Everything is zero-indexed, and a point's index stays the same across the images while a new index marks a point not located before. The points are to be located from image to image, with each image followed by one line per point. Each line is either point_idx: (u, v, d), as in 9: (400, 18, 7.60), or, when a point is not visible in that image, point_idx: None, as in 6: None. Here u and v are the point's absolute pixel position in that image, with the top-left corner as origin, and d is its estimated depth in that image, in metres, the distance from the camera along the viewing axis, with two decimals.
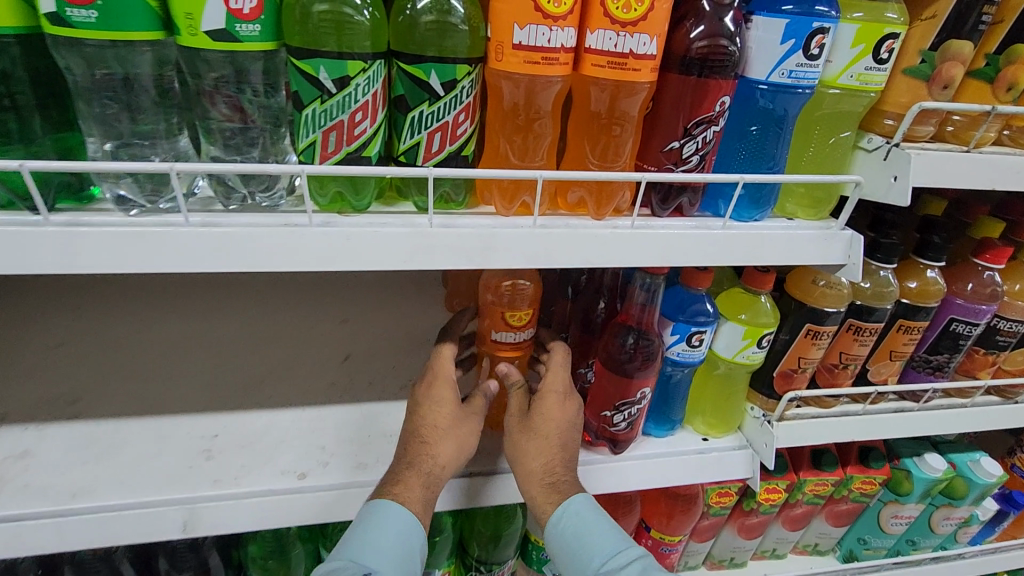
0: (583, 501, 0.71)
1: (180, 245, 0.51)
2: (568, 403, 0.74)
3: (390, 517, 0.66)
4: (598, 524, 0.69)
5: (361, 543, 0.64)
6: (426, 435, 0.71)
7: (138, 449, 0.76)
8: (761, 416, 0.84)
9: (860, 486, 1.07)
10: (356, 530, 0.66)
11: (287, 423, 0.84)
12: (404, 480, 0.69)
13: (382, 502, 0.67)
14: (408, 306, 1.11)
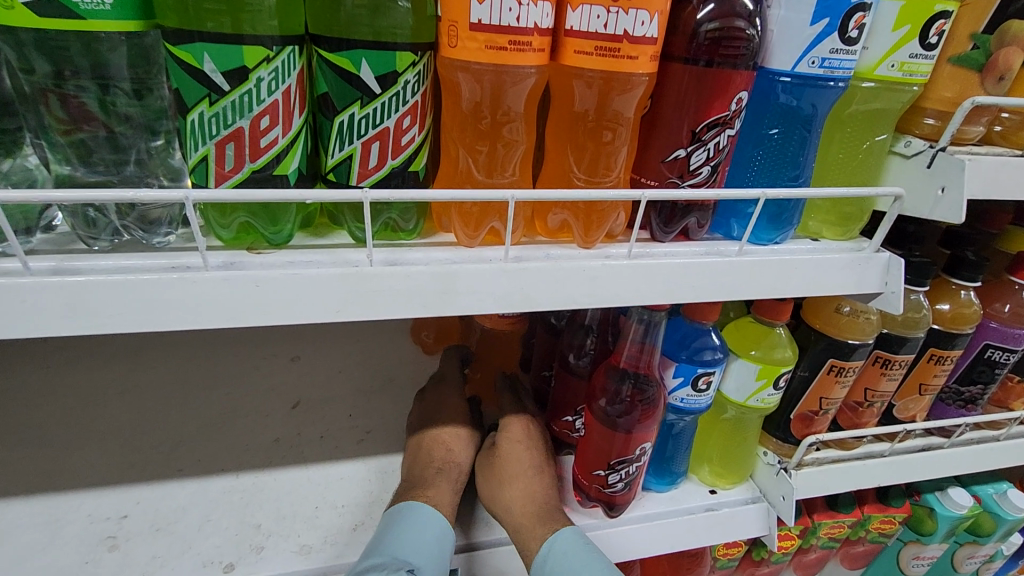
0: (571, 536, 0.61)
1: (20, 302, 0.37)
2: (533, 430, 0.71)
3: (426, 520, 0.60)
4: (588, 561, 0.58)
5: (399, 541, 0.57)
6: (450, 443, 0.72)
7: (19, 542, 0.61)
8: (777, 464, 0.72)
9: (878, 526, 0.96)
10: (389, 531, 0.59)
11: (215, 494, 0.70)
12: (436, 485, 0.66)
13: (418, 504, 0.62)
14: (368, 338, 0.97)
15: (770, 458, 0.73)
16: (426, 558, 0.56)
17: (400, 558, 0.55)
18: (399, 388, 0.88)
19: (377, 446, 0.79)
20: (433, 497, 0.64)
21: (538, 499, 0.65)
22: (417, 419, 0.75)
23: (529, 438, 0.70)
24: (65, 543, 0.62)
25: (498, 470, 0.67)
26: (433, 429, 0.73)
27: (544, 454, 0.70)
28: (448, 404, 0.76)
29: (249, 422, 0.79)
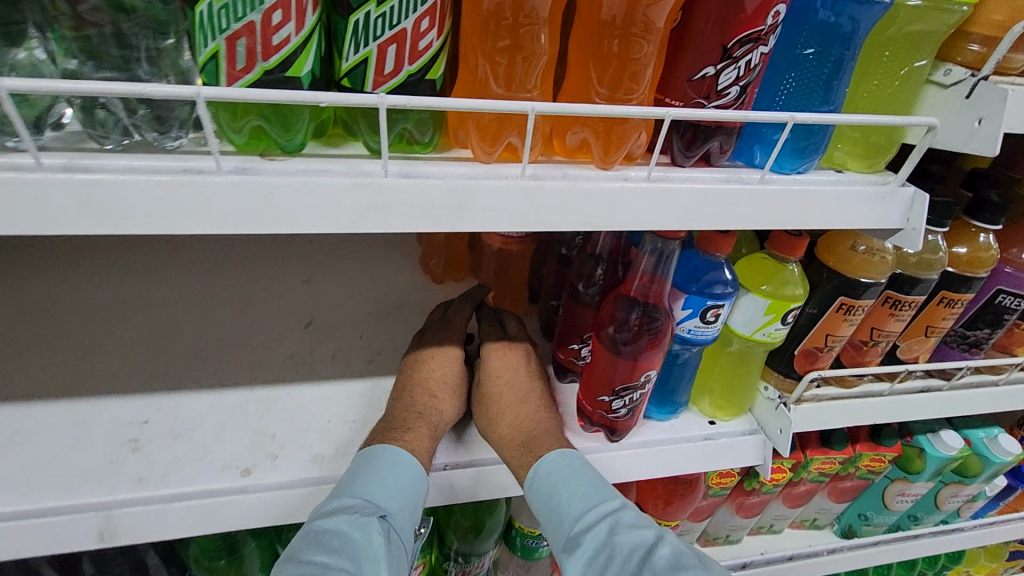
0: (554, 458, 0.63)
1: (31, 196, 0.36)
2: (525, 375, 0.73)
3: (403, 466, 0.61)
4: (570, 483, 0.61)
5: (372, 484, 0.59)
6: (434, 388, 0.72)
7: (49, 439, 0.64)
8: (777, 399, 0.74)
9: (867, 464, 1.00)
10: (364, 471, 0.60)
11: (232, 405, 0.72)
12: (414, 429, 0.66)
13: (393, 446, 0.62)
14: (378, 266, 0.99)
15: (772, 393, 0.74)
16: (398, 504, 0.59)
17: (372, 503, 0.57)
18: (407, 314, 0.90)
19: (386, 367, 0.81)
20: (415, 440, 0.65)
21: (526, 427, 0.68)
22: (410, 356, 0.74)
23: (517, 374, 0.73)
24: (89, 443, 0.64)
25: (488, 403, 0.71)
26: (420, 373, 0.73)
27: (534, 382, 0.74)
28: (439, 345, 0.76)
29: (263, 338, 0.82)
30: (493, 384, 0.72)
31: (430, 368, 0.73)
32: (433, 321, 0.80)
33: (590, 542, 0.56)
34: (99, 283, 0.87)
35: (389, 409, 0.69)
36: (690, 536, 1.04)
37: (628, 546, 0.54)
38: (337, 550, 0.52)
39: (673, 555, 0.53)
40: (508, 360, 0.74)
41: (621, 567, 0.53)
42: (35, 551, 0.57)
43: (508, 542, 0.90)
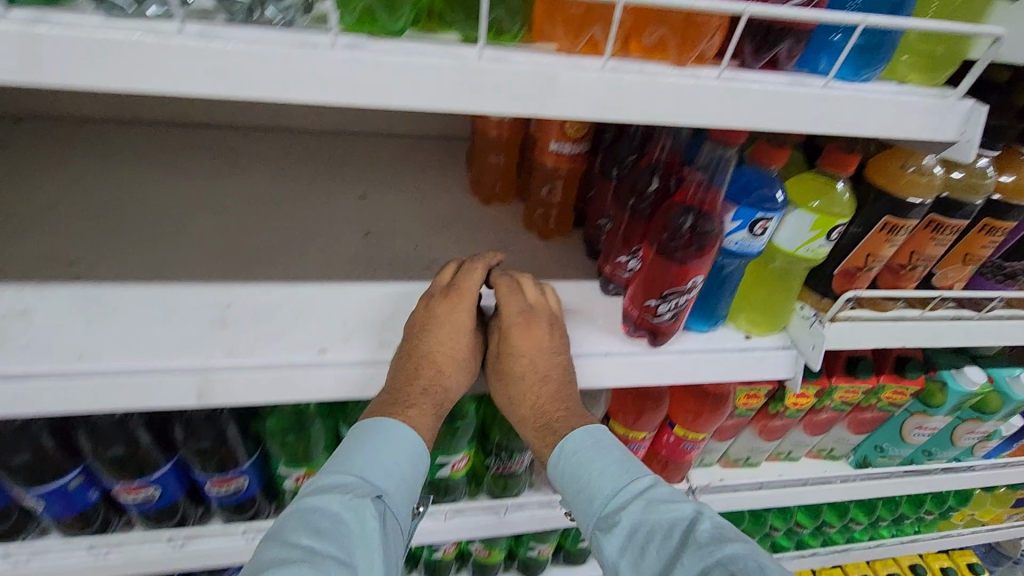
0: (579, 437, 0.68)
1: (176, 61, 0.41)
2: (547, 354, 0.71)
3: (402, 445, 0.65)
4: (597, 459, 0.66)
5: (370, 463, 0.63)
6: (442, 363, 0.69)
7: (146, 312, 0.71)
8: (812, 317, 0.78)
9: (889, 396, 1.04)
10: (364, 447, 0.64)
11: (304, 296, 0.78)
12: (416, 406, 0.67)
13: (394, 422, 0.65)
14: (429, 185, 1.04)
15: (808, 312, 0.79)
16: (394, 483, 0.63)
17: (370, 482, 0.62)
18: (458, 229, 0.95)
19: None
20: (418, 418, 0.67)
21: (547, 408, 0.70)
22: (420, 323, 0.70)
23: (536, 351, 0.71)
24: (181, 318, 0.71)
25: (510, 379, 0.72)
26: (428, 344, 0.69)
27: (561, 358, 0.72)
28: (446, 314, 0.71)
29: (327, 242, 0.88)
30: (516, 361, 0.71)
31: (437, 340, 0.69)
32: (438, 285, 0.74)
33: (627, 517, 0.61)
34: (173, 187, 0.93)
35: (392, 376, 0.68)
36: (712, 455, 1.11)
37: (667, 520, 0.59)
38: (324, 531, 0.56)
39: (714, 527, 0.57)
40: (529, 335, 0.71)
41: (663, 539, 0.58)
42: (142, 405, 0.65)
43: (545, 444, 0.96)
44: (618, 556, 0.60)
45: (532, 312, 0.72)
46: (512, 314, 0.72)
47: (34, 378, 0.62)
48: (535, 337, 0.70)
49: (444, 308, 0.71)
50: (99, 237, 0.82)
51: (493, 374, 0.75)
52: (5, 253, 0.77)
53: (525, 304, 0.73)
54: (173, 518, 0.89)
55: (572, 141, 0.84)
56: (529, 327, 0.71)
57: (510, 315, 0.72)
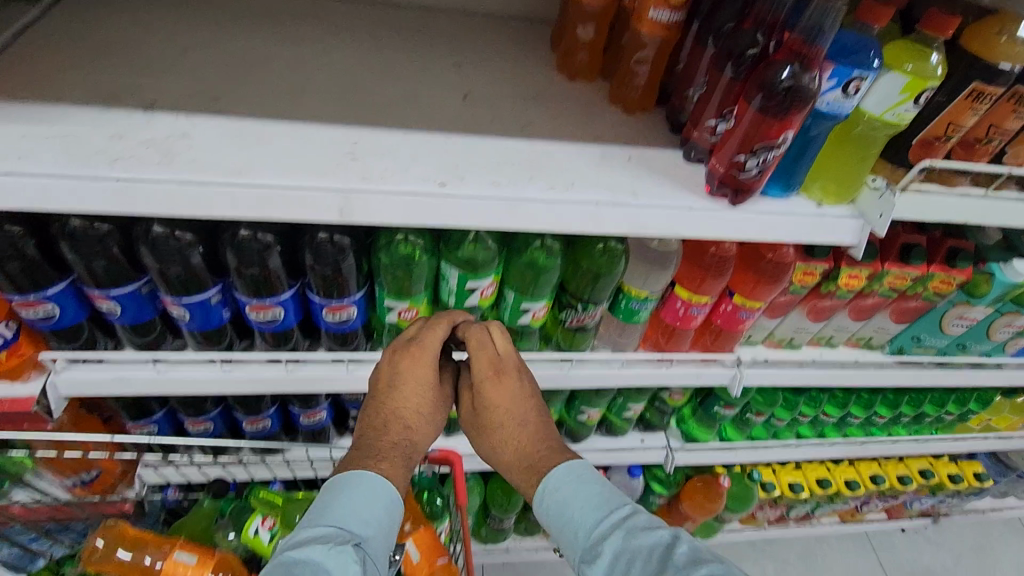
0: (561, 472, 0.78)
1: None
2: (516, 401, 0.84)
3: (374, 489, 0.76)
4: (577, 496, 0.76)
5: (347, 511, 0.73)
6: (409, 417, 0.83)
7: (287, 142, 0.80)
8: (882, 188, 0.84)
9: (935, 286, 1.11)
10: (341, 496, 0.75)
11: (418, 141, 0.85)
12: (389, 459, 0.80)
13: (368, 473, 0.77)
14: (518, 61, 1.09)
15: (880, 184, 0.85)
16: (370, 528, 0.74)
17: (346, 530, 0.72)
18: (549, 99, 1.01)
19: (537, 133, 0.93)
20: (390, 468, 0.79)
21: (528, 450, 0.83)
22: (382, 408, 0.82)
23: (505, 402, 0.84)
24: (317, 149, 0.80)
25: (490, 430, 0.85)
26: (396, 401, 0.82)
27: (532, 403, 0.85)
28: (409, 368, 0.83)
29: (431, 102, 0.95)
30: (484, 408, 0.84)
31: (402, 398, 0.82)
32: (403, 337, 0.86)
33: (609, 544, 0.71)
34: (286, 48, 1.00)
35: (369, 435, 0.82)
36: (760, 332, 1.20)
37: (648, 546, 0.68)
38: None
39: (689, 550, 0.67)
40: (501, 390, 0.84)
41: (643, 563, 0.67)
42: (291, 216, 0.75)
43: (613, 304, 1.06)
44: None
45: (501, 363, 0.85)
46: (483, 368, 0.84)
47: (206, 184, 0.72)
48: (498, 393, 0.84)
49: (416, 364, 0.83)
50: (230, 81, 0.90)
51: (472, 428, 0.88)
52: (154, 89, 0.85)
53: (494, 356, 0.85)
54: (287, 345, 1.03)
55: (671, 9, 0.89)
56: (492, 385, 0.84)
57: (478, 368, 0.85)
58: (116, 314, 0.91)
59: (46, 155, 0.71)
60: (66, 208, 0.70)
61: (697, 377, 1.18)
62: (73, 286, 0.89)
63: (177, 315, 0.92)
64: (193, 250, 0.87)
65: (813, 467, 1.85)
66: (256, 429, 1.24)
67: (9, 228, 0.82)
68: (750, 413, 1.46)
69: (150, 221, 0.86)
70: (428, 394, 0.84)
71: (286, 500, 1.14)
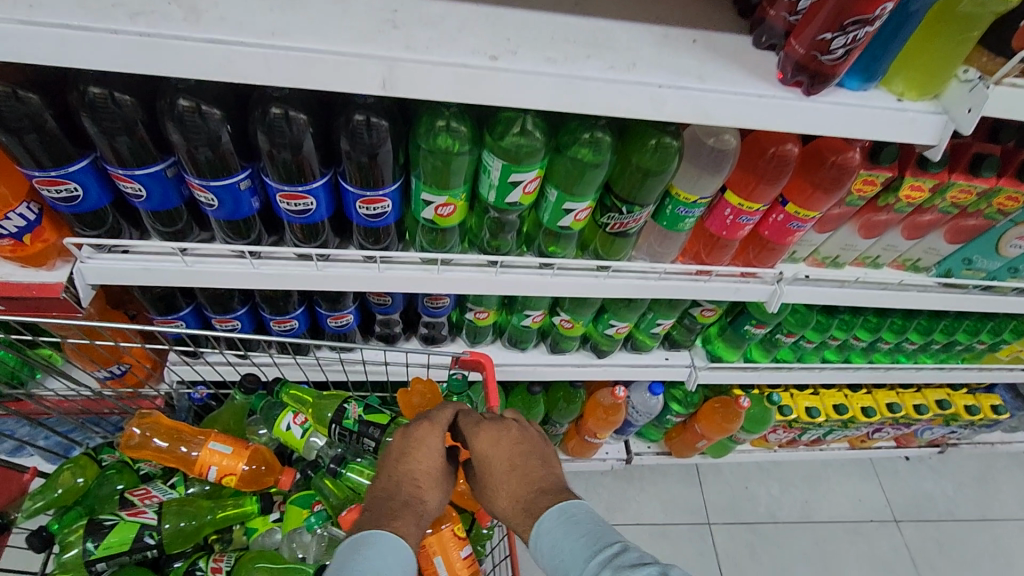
0: (553, 515, 0.76)
1: None
2: (514, 447, 0.85)
3: (387, 549, 0.75)
4: (568, 536, 0.73)
5: (363, 565, 0.72)
6: (421, 480, 0.86)
7: (322, 5, 0.72)
8: (974, 80, 0.77)
9: (1001, 203, 1.06)
10: (356, 555, 0.73)
11: (464, 12, 0.76)
12: (401, 517, 0.80)
13: (380, 534, 0.76)
14: None
15: (971, 75, 0.78)
16: None
17: None
18: None
19: (594, 10, 0.83)
20: (402, 527, 0.79)
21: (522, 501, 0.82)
22: (396, 471, 0.86)
23: (498, 460, 0.85)
24: (356, 15, 0.72)
25: (490, 484, 0.86)
26: (407, 466, 0.86)
27: (531, 450, 0.86)
28: (419, 435, 0.87)
29: None
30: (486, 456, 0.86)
31: (413, 461, 0.86)
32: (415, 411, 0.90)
33: None
34: None
35: (382, 499, 0.83)
36: (804, 249, 1.15)
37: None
38: None
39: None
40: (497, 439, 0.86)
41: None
42: (331, 88, 0.69)
43: (658, 210, 1.01)
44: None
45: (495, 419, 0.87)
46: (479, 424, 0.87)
47: (238, 46, 0.66)
48: (496, 438, 0.85)
49: (425, 438, 0.87)
50: None
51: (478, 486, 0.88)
52: None
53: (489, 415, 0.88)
54: (317, 241, 0.99)
55: None
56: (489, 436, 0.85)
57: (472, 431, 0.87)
58: (142, 199, 0.87)
59: (60, 5, 0.64)
60: (86, 66, 0.64)
61: (735, 292, 1.13)
62: (93, 165, 0.84)
63: (205, 201, 0.87)
64: (222, 127, 0.81)
65: (831, 393, 1.84)
66: (283, 329, 1.22)
67: (24, 95, 0.76)
68: (780, 333, 1.43)
69: (175, 94, 0.79)
70: (438, 451, 0.87)
71: (317, 398, 1.13)
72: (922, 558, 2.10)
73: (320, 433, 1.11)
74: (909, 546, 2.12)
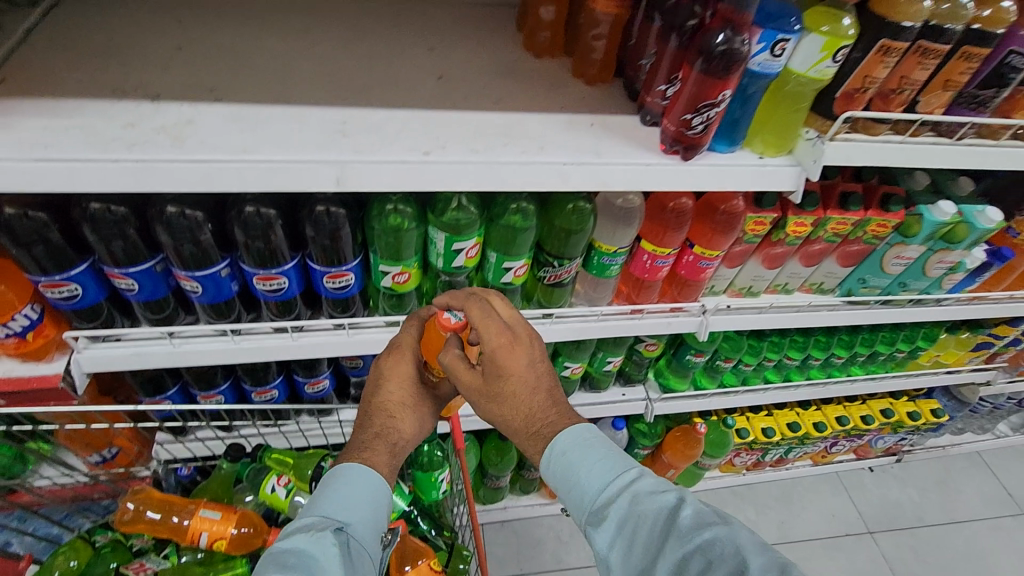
0: (568, 437, 0.84)
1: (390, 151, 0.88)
2: (538, 366, 0.87)
3: (353, 479, 0.85)
4: (582, 464, 0.82)
5: (326, 502, 0.82)
6: (394, 411, 0.94)
7: (282, 124, 0.89)
8: (814, 137, 0.95)
9: (874, 230, 1.24)
10: (324, 492, 0.84)
11: (403, 118, 0.94)
12: (371, 448, 0.91)
13: (347, 465, 0.87)
14: (486, 43, 1.17)
15: (812, 134, 0.96)
16: (351, 513, 0.82)
17: (331, 516, 0.80)
18: (518, 76, 1.09)
19: (510, 105, 1.01)
20: (371, 457, 0.90)
21: (539, 415, 0.87)
22: (373, 402, 0.95)
23: (522, 369, 0.86)
24: (311, 128, 0.89)
25: (503, 394, 0.86)
26: (381, 395, 0.94)
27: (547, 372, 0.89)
28: (397, 366, 0.95)
29: (409, 81, 1.02)
30: (510, 365, 0.85)
31: (387, 391, 0.94)
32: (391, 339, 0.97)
33: (615, 514, 0.76)
34: (269, 40, 1.06)
35: (360, 432, 0.94)
36: (721, 282, 1.31)
37: (653, 509, 0.74)
38: (291, 563, 0.72)
39: (693, 512, 0.73)
40: (526, 355, 0.86)
41: (650, 527, 0.73)
42: (292, 188, 0.85)
43: (586, 262, 1.17)
44: (611, 543, 0.75)
45: (524, 334, 0.88)
46: (508, 331, 0.86)
47: (214, 162, 0.81)
48: (528, 351, 0.86)
49: (405, 364, 0.95)
50: (223, 72, 0.97)
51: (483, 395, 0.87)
52: (154, 81, 0.93)
53: (517, 325, 0.88)
54: (291, 314, 1.12)
55: None
56: (524, 350, 0.86)
57: (507, 333, 0.86)
58: (134, 291, 0.99)
59: (68, 144, 0.79)
60: (90, 189, 0.78)
61: (666, 326, 1.28)
62: (91, 267, 0.96)
63: (189, 288, 1.00)
64: (204, 228, 0.96)
65: (784, 412, 1.99)
66: (263, 400, 1.33)
67: (35, 214, 0.90)
68: (719, 360, 1.58)
69: (163, 203, 0.95)
70: (410, 380, 0.96)
71: (298, 458, 1.27)
72: (899, 565, 2.19)
73: (303, 492, 1.21)
74: (885, 555, 2.21)
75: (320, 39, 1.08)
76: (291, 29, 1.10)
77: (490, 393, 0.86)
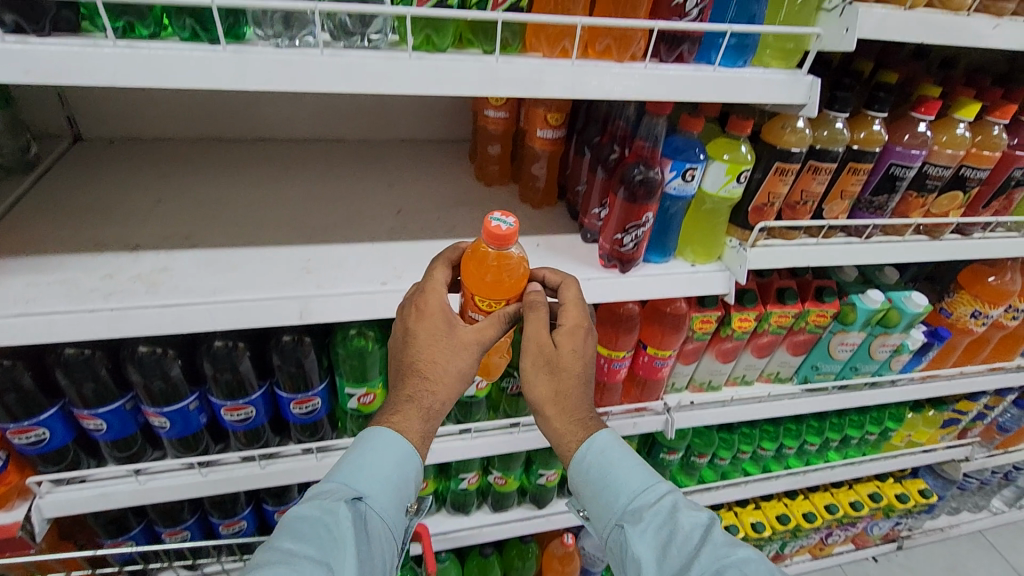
0: (609, 438, 0.84)
1: (350, 282, 0.96)
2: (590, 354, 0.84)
3: (381, 446, 0.78)
4: (618, 466, 0.82)
5: (349, 473, 0.76)
6: (430, 373, 0.79)
7: (251, 265, 0.97)
8: (736, 244, 1.05)
9: (815, 320, 1.31)
10: (349, 457, 0.78)
11: (363, 251, 1.03)
12: (401, 411, 0.79)
13: (379, 429, 0.79)
14: (442, 176, 1.31)
15: (734, 242, 1.06)
16: (374, 485, 0.76)
17: (352, 488, 0.75)
18: (471, 205, 1.21)
19: (462, 232, 1.12)
20: (402, 423, 0.79)
21: (583, 413, 0.84)
22: (405, 359, 0.80)
23: (580, 357, 0.83)
24: (278, 266, 0.97)
25: (560, 377, 0.82)
26: (414, 350, 0.79)
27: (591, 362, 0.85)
28: (438, 319, 0.80)
29: (370, 216, 1.13)
30: (573, 347, 0.82)
31: (422, 344, 0.79)
32: (428, 285, 0.82)
33: (652, 517, 0.77)
34: (244, 187, 1.18)
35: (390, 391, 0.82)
36: (681, 378, 1.36)
37: (688, 522, 0.75)
38: (303, 535, 0.68)
39: (727, 532, 0.73)
40: (584, 339, 0.84)
41: (686, 538, 0.73)
42: (258, 322, 0.91)
43: None
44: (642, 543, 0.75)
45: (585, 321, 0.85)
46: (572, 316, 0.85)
47: (185, 304, 0.87)
48: (589, 335, 0.84)
49: (446, 315, 0.80)
50: (199, 219, 1.07)
51: (541, 364, 0.82)
52: (135, 232, 1.02)
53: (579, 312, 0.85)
54: (258, 442, 1.13)
55: (554, 128, 1.12)
56: (585, 335, 0.84)
57: (572, 314, 0.84)
58: (102, 430, 1.01)
59: (50, 298, 0.85)
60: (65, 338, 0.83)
61: (632, 425, 1.31)
62: (61, 411, 0.99)
63: (158, 424, 1.03)
64: (172, 365, 1.00)
65: (772, 504, 1.95)
66: (230, 533, 1.29)
67: (13, 362, 0.94)
68: (694, 455, 1.58)
69: (135, 343, 1.00)
70: (453, 335, 0.80)
71: None
72: None
73: None
74: None
75: (291, 184, 1.21)
76: (265, 177, 1.22)
77: (555, 364, 0.81)
